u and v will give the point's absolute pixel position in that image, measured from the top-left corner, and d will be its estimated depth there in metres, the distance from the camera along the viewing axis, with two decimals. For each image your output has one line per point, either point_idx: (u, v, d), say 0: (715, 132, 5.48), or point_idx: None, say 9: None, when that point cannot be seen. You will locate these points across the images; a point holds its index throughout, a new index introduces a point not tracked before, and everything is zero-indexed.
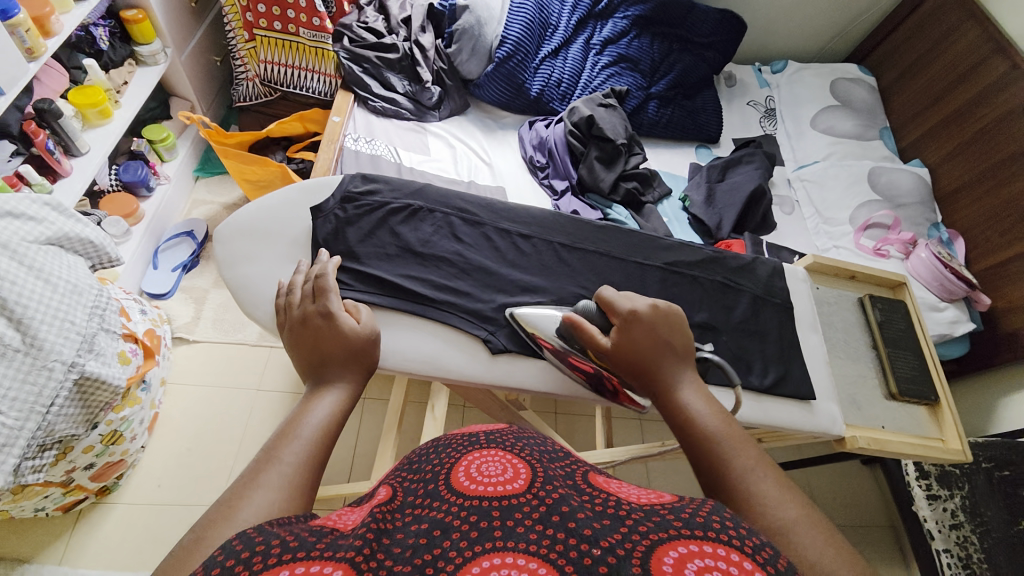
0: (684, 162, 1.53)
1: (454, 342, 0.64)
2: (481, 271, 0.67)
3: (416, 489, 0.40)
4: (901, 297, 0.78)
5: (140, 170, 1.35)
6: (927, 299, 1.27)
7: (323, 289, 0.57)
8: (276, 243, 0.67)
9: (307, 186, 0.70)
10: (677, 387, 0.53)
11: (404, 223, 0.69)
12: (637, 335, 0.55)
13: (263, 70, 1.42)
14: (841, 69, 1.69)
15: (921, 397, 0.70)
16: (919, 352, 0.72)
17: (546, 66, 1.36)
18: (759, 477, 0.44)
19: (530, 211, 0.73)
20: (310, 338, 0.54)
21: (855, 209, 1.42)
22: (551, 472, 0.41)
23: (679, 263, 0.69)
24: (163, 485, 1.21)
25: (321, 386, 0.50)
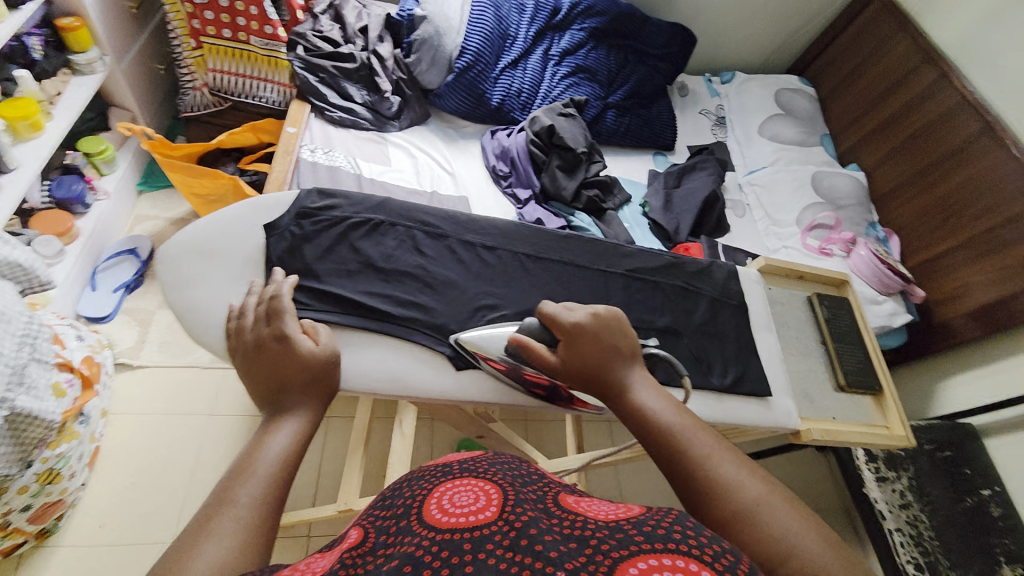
0: (643, 169, 1.58)
1: (419, 359, 0.62)
2: (445, 284, 0.67)
3: (388, 525, 0.44)
4: (844, 294, 0.83)
5: (75, 185, 1.26)
6: (866, 293, 1.36)
7: (279, 311, 0.55)
8: (225, 262, 0.63)
9: (260, 203, 0.67)
10: (630, 390, 0.54)
11: (365, 238, 0.67)
12: (585, 347, 0.56)
13: (212, 79, 1.36)
14: (783, 80, 1.79)
15: (867, 388, 0.74)
16: (863, 345, 0.77)
17: (506, 76, 1.37)
18: (723, 463, 0.47)
19: (494, 222, 0.72)
20: (266, 364, 0.51)
21: (800, 211, 1.51)
22: (520, 499, 0.44)
23: (641, 270, 0.71)
24: (108, 524, 1.13)
25: (278, 416, 0.48)
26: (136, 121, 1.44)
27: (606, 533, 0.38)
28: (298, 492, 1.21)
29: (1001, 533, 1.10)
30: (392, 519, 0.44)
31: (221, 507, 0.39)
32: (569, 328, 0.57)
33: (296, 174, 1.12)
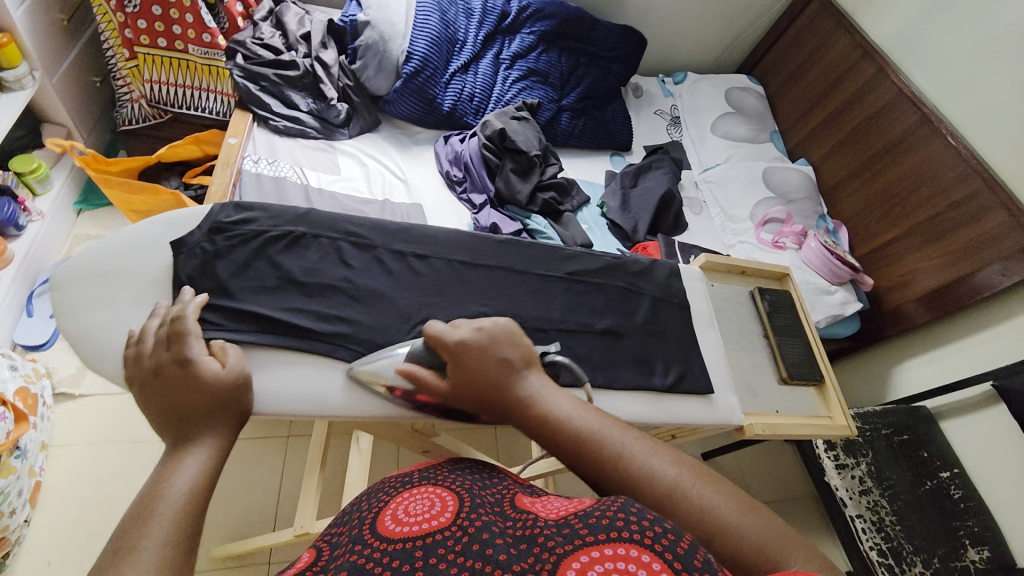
0: (600, 170, 1.60)
1: (343, 376, 0.60)
2: (373, 295, 0.65)
3: (342, 540, 0.46)
4: (786, 287, 0.84)
5: (6, 207, 1.17)
6: (819, 284, 1.39)
7: (182, 333, 0.52)
8: (129, 285, 0.60)
9: (170, 219, 0.64)
10: (535, 401, 0.53)
11: (285, 252, 0.65)
12: (474, 363, 0.54)
13: (148, 91, 1.30)
14: (733, 79, 1.84)
15: (810, 379, 0.76)
16: (804, 337, 0.78)
17: (457, 81, 1.36)
18: (638, 452, 0.48)
19: (427, 230, 0.71)
20: (166, 392, 0.49)
21: (754, 206, 1.53)
22: (475, 503, 0.48)
23: (581, 272, 0.71)
24: (53, 561, 1.06)
25: (184, 444, 0.46)
26: (71, 137, 1.35)
27: (555, 530, 0.41)
28: (259, 514, 1.17)
29: (964, 516, 1.16)
30: (348, 532, 0.48)
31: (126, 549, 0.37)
32: (453, 348, 0.55)
33: (238, 187, 1.08)
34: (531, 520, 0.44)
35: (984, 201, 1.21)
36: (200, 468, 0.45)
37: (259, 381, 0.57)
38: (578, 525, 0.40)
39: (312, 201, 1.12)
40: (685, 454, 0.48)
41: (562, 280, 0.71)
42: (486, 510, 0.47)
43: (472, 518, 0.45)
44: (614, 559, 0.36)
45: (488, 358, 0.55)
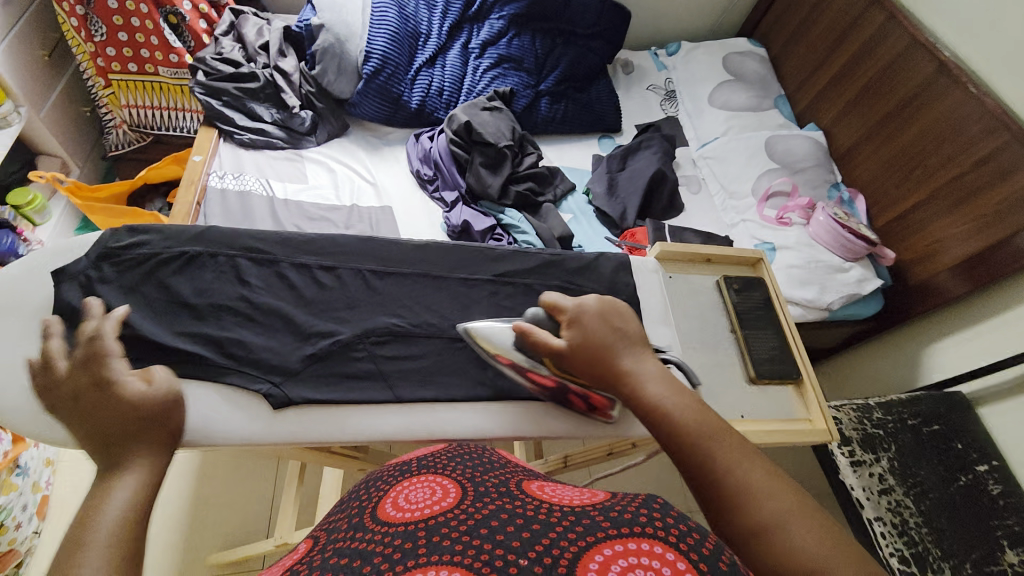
0: (588, 154, 1.50)
1: (234, 403, 0.59)
2: (274, 314, 0.64)
3: (341, 527, 0.45)
4: (759, 274, 0.78)
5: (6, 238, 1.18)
6: (832, 262, 1.25)
7: (102, 354, 0.53)
8: (11, 319, 0.59)
9: (60, 249, 0.64)
10: (639, 380, 0.53)
11: (178, 273, 0.64)
12: (594, 329, 0.56)
13: (129, 116, 1.33)
14: (732, 44, 1.69)
15: (784, 376, 0.69)
16: (778, 329, 0.72)
17: (424, 76, 1.32)
18: (745, 467, 0.44)
19: (335, 239, 0.70)
20: (92, 415, 0.49)
21: (755, 180, 1.40)
22: (482, 489, 0.45)
23: (510, 273, 0.72)
24: None
25: (116, 467, 0.46)
26: (67, 166, 1.38)
27: (574, 520, 0.38)
28: (249, 525, 1.18)
29: (1003, 514, 1.02)
30: (348, 520, 0.45)
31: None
32: (574, 316, 0.57)
33: (202, 205, 1.08)
34: (545, 506, 0.42)
35: (1010, 157, 1.06)
36: (134, 491, 0.44)
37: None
38: (599, 517, 0.37)
39: (275, 212, 1.11)
40: (801, 489, 0.42)
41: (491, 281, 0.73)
42: (494, 494, 0.44)
43: (482, 503, 0.42)
44: (638, 555, 0.33)
45: (604, 326, 0.56)
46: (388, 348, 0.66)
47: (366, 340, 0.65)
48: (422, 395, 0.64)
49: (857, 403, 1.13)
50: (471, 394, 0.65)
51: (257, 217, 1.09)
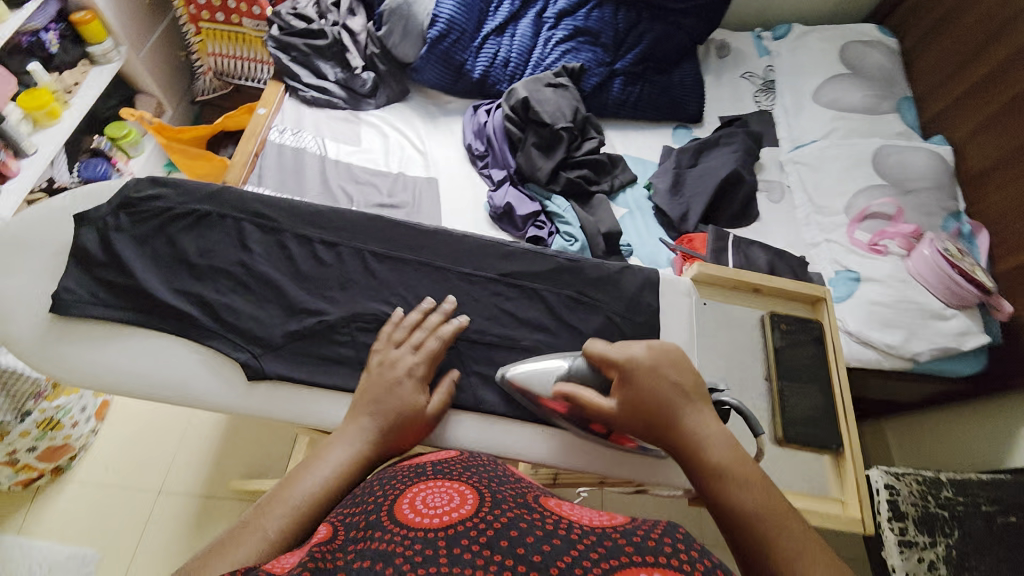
0: (658, 145, 1.37)
1: (211, 366, 0.60)
2: (265, 283, 0.63)
3: (358, 523, 0.39)
4: (818, 317, 0.71)
5: (99, 166, 1.33)
6: (929, 306, 1.05)
7: (405, 345, 0.60)
8: (36, 255, 0.60)
9: (85, 192, 0.64)
10: (694, 436, 0.51)
11: (187, 231, 0.63)
12: (645, 382, 0.53)
13: (214, 64, 1.40)
14: (854, 31, 1.44)
15: (815, 444, 0.64)
16: (822, 388, 0.66)
17: (491, 44, 1.25)
18: (804, 557, 0.41)
19: (343, 214, 0.67)
20: (371, 386, 0.56)
21: (851, 197, 1.20)
22: (500, 496, 0.41)
23: (517, 274, 0.68)
24: (111, 468, 1.17)
25: (342, 433, 0.52)
26: (161, 107, 1.49)
27: (595, 539, 0.36)
28: (270, 461, 1.21)
29: None
30: (365, 513, 0.40)
31: (246, 532, 0.41)
32: (624, 367, 0.54)
33: (261, 156, 1.11)
34: (563, 521, 0.38)
35: None
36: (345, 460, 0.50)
37: (126, 361, 0.58)
38: (621, 540, 0.35)
39: (324, 172, 1.12)
40: None
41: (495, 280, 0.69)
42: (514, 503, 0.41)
43: (503, 512, 0.38)
44: None
45: (653, 379, 0.53)
46: (371, 337, 0.63)
47: (351, 324, 0.63)
48: None
49: (926, 475, 0.96)
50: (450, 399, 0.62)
51: (307, 176, 1.11)
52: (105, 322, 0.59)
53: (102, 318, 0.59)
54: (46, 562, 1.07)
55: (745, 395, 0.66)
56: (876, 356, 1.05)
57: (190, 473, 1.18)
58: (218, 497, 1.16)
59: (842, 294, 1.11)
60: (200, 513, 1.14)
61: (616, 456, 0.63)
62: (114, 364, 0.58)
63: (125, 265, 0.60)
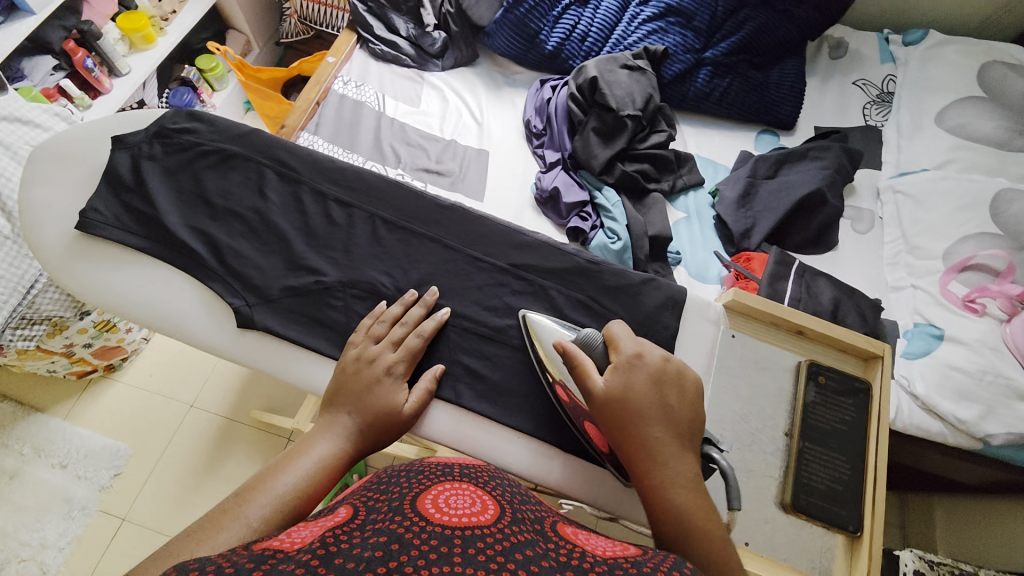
0: (735, 148, 1.23)
1: (205, 307, 0.60)
2: (274, 234, 0.63)
3: (378, 507, 0.38)
4: (869, 379, 0.62)
5: (185, 96, 1.41)
6: (1017, 385, 0.88)
7: (387, 338, 0.57)
8: (76, 170, 0.64)
9: (128, 117, 0.67)
10: (671, 482, 0.47)
11: (212, 168, 0.65)
12: (639, 383, 0.51)
13: (301, 7, 1.43)
14: (1002, 49, 1.21)
15: (827, 518, 0.56)
16: (850, 458, 0.58)
17: (571, 15, 1.18)
18: None
19: (365, 176, 0.67)
20: (348, 379, 0.54)
21: (955, 242, 1.02)
22: (519, 518, 0.40)
23: (527, 267, 0.64)
24: (153, 374, 1.30)
25: (324, 428, 0.51)
26: (249, 44, 1.55)
27: (606, 569, 0.34)
28: (289, 399, 1.28)
29: None
30: (387, 498, 0.40)
31: (226, 517, 0.41)
32: (625, 359, 0.52)
33: (321, 105, 1.12)
34: (579, 552, 0.36)
35: None
36: (324, 456, 0.49)
37: (129, 286, 0.60)
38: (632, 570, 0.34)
39: (378, 129, 1.12)
40: None
41: (505, 269, 0.65)
42: (535, 530, 0.39)
43: (518, 530, 0.37)
44: None
45: (655, 388, 0.51)
46: (365, 307, 0.62)
47: (347, 290, 0.62)
48: None
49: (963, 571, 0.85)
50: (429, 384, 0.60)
51: (361, 132, 1.11)
52: (120, 245, 0.61)
53: (119, 241, 0.61)
54: (83, 448, 1.20)
55: (752, 447, 0.59)
56: (939, 429, 0.91)
57: (217, 396, 1.27)
58: (237, 422, 1.25)
59: (915, 350, 0.97)
60: (220, 435, 1.23)
61: (593, 478, 0.58)
62: (123, 288, 0.60)
63: (150, 194, 0.63)
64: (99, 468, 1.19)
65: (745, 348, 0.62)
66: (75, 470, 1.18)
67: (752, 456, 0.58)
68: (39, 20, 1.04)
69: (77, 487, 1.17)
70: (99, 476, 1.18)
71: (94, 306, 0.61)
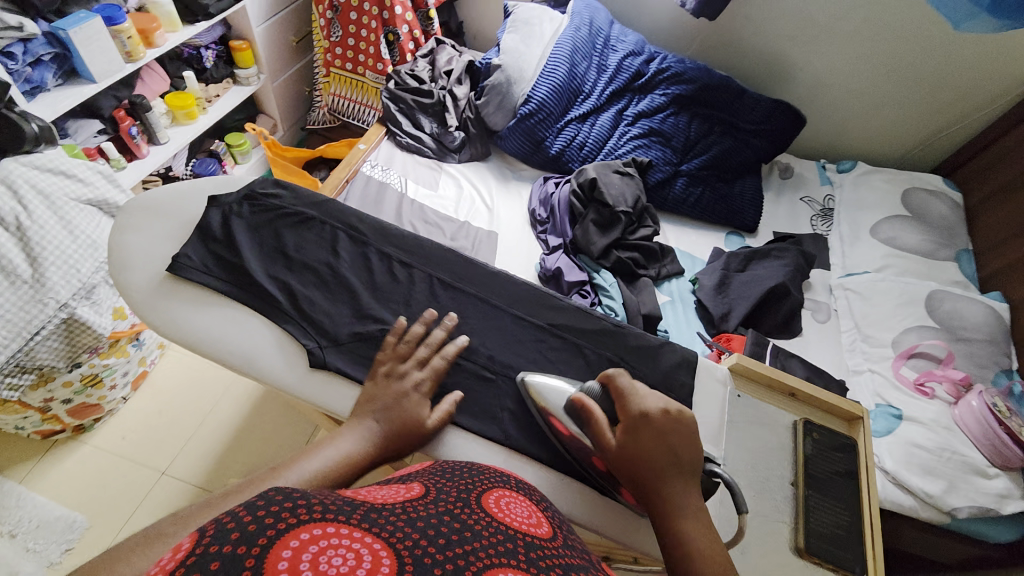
0: (708, 245, 1.42)
1: (281, 347, 0.65)
2: (343, 285, 0.70)
3: (451, 493, 0.42)
4: (855, 435, 0.72)
5: (210, 166, 1.52)
6: (971, 461, 0.98)
7: (416, 357, 0.64)
8: (167, 221, 0.72)
9: (222, 180, 0.77)
10: (677, 511, 0.52)
11: (292, 228, 0.73)
12: (647, 445, 0.55)
13: (332, 102, 1.62)
14: (919, 179, 1.48)
15: (837, 563, 0.64)
16: (850, 508, 0.66)
17: (571, 128, 1.39)
18: None
19: (421, 242, 0.76)
20: (374, 390, 0.61)
21: (901, 332, 1.18)
22: (570, 540, 0.43)
23: (564, 327, 0.72)
24: (126, 438, 1.23)
25: (348, 428, 0.57)
26: (275, 127, 1.71)
27: None
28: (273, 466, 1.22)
29: None
30: (456, 487, 0.44)
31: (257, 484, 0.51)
32: (634, 414, 0.57)
33: (350, 183, 1.26)
34: None
35: None
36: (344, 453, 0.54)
37: (205, 324, 0.65)
38: None
39: (400, 206, 1.24)
40: None
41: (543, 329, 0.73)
42: (580, 552, 0.42)
43: (567, 550, 0.40)
44: None
45: (658, 439, 0.55)
46: None
47: (409, 339, 0.68)
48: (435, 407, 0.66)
49: None
50: (477, 426, 0.65)
51: (385, 208, 1.23)
52: (203, 289, 0.67)
53: (204, 284, 0.67)
54: (36, 518, 1.10)
55: (766, 495, 0.66)
56: (911, 503, 0.98)
57: (194, 463, 1.21)
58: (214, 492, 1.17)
59: (881, 429, 1.07)
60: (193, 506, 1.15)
61: (628, 521, 0.62)
62: (201, 328, 0.64)
63: (235, 243, 0.70)
64: (51, 541, 1.07)
65: (750, 406, 0.70)
66: (23, 542, 1.07)
67: (766, 502, 0.65)
68: (98, 88, 1.12)
69: (23, 561, 1.05)
70: (50, 550, 1.06)
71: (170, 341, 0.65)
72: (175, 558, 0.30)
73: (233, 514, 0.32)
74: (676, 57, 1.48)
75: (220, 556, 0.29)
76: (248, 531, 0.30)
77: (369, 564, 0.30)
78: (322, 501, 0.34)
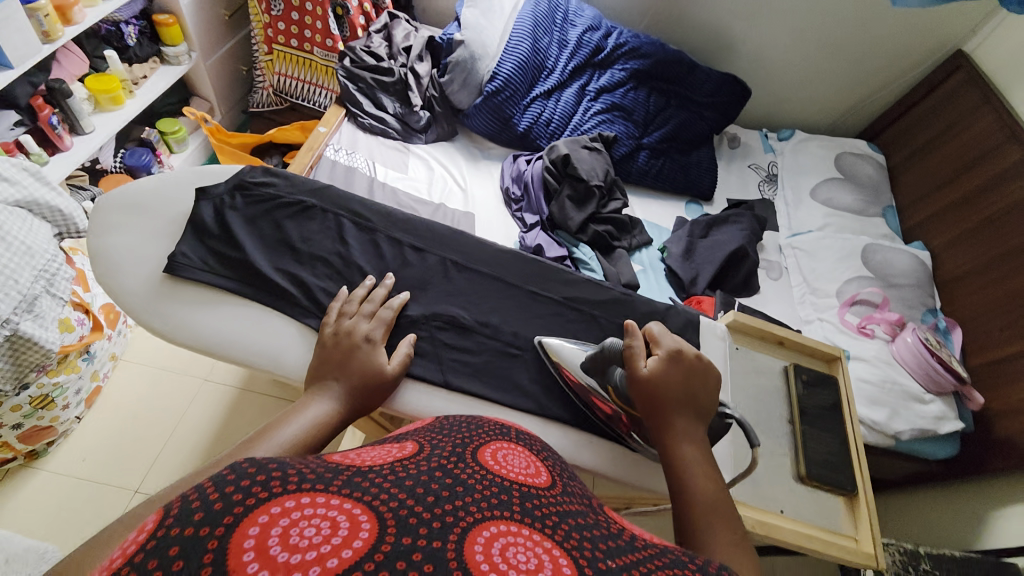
0: (672, 215, 1.49)
1: (296, 340, 0.67)
2: (356, 272, 0.72)
3: (444, 449, 0.38)
4: (833, 373, 0.82)
5: (143, 156, 1.38)
6: (909, 389, 1.14)
7: (375, 316, 0.66)
8: (151, 217, 0.72)
9: (204, 171, 0.76)
10: (679, 437, 0.57)
11: (291, 218, 0.74)
12: (673, 378, 0.60)
13: (278, 82, 1.50)
14: (849, 144, 1.63)
15: (834, 486, 0.73)
16: (838, 437, 0.75)
17: (537, 104, 1.39)
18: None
19: (431, 227, 0.78)
20: (329, 351, 0.61)
21: (843, 283, 1.32)
22: (569, 489, 0.41)
23: (578, 299, 0.76)
24: (87, 459, 1.12)
25: (314, 393, 0.57)
26: (212, 111, 1.57)
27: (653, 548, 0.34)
28: None
29: None
30: (452, 442, 0.40)
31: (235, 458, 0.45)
32: (671, 350, 0.62)
33: (314, 169, 1.19)
34: (626, 531, 0.37)
35: None
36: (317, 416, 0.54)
37: (207, 323, 0.66)
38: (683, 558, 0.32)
39: (372, 192, 1.20)
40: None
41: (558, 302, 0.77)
42: (583, 502, 0.39)
43: (568, 499, 0.37)
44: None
45: (685, 376, 0.60)
46: (448, 336, 0.71)
47: (432, 322, 0.71)
48: (463, 386, 0.68)
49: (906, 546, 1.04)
50: (506, 400, 0.69)
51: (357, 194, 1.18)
52: (207, 288, 0.68)
53: (207, 282, 0.68)
54: None
55: (769, 433, 0.75)
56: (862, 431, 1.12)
57: (169, 477, 1.12)
58: None
59: None
60: None
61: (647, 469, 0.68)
62: (205, 328, 0.66)
63: (235, 239, 0.70)
64: None
65: (745, 357, 0.78)
66: None
67: (772, 439, 0.74)
68: (14, 74, 0.98)
69: None
70: None
71: (179, 344, 0.67)
72: (137, 540, 0.26)
73: (200, 488, 0.28)
74: (631, 32, 1.51)
75: (179, 540, 0.25)
76: (214, 509, 0.27)
77: (346, 531, 0.27)
78: (301, 470, 0.30)
